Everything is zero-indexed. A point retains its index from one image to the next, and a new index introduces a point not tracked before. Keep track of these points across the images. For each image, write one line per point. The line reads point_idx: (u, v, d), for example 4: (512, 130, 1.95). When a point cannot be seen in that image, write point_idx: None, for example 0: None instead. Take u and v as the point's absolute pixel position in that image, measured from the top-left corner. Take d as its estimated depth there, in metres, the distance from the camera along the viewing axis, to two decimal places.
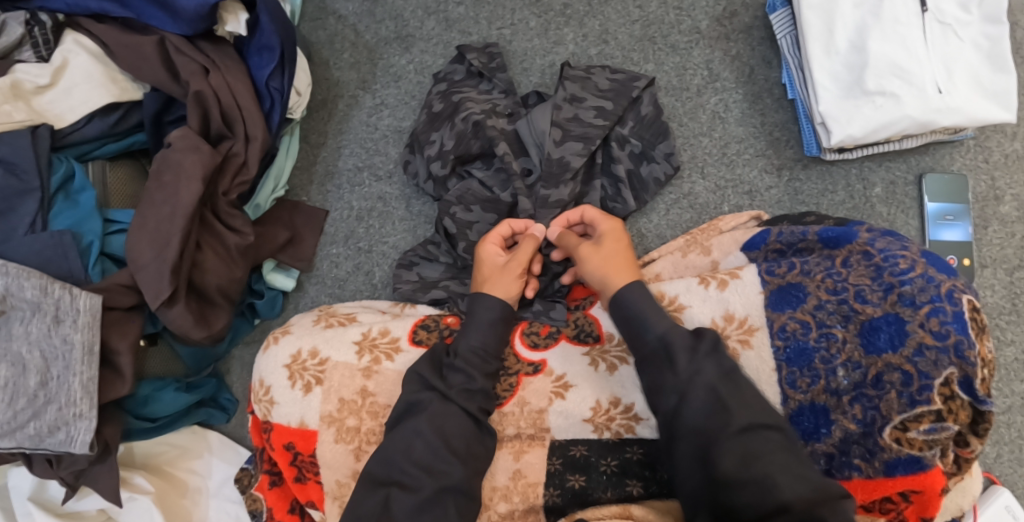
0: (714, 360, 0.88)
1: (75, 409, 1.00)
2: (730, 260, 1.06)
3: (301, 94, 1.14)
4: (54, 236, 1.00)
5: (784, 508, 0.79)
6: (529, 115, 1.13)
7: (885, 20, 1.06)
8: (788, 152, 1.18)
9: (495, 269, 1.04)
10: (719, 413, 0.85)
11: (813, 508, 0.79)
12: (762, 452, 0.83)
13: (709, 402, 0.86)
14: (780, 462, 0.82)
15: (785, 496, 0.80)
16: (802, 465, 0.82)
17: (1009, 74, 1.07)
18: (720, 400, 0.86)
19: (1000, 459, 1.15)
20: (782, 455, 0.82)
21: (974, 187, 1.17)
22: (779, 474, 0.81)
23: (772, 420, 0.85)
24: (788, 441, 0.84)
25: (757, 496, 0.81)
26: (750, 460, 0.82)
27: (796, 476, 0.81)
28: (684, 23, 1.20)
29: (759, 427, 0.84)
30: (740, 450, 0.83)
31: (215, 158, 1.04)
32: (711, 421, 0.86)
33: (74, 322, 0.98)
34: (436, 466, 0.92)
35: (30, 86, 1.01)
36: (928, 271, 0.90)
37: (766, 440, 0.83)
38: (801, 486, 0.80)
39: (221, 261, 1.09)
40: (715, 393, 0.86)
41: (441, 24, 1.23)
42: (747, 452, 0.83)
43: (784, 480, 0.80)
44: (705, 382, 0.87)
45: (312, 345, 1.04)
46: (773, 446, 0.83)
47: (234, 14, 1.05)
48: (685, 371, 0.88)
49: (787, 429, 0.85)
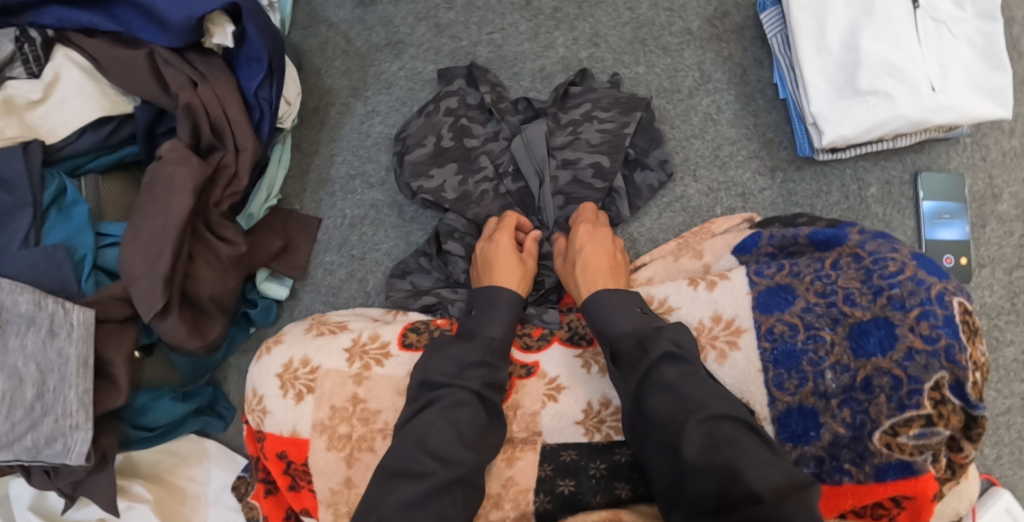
0: (672, 365, 0.89)
1: (72, 420, 1.02)
2: (722, 263, 1.06)
3: (291, 104, 1.15)
4: (47, 251, 1.01)
5: (756, 497, 0.79)
6: (527, 137, 1.14)
7: (877, 19, 1.05)
8: (781, 153, 1.17)
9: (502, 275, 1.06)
10: (680, 405, 0.86)
11: (782, 495, 0.79)
12: (729, 440, 0.83)
13: (669, 394, 0.87)
14: (747, 449, 0.82)
15: (755, 486, 0.80)
16: (767, 451, 0.83)
17: (1004, 71, 1.05)
18: (678, 392, 0.87)
19: (1000, 460, 1.14)
20: (748, 444, 0.83)
21: (972, 185, 1.15)
22: (746, 464, 0.81)
23: (738, 413, 0.85)
24: (755, 434, 0.84)
25: (727, 486, 0.81)
26: (717, 449, 0.83)
27: (764, 464, 0.81)
28: (675, 25, 1.19)
29: (722, 416, 0.85)
30: (706, 440, 0.84)
31: (205, 170, 1.05)
32: (675, 413, 0.86)
33: (69, 335, 1.00)
34: (450, 455, 0.91)
35: (22, 101, 1.01)
36: (917, 273, 0.89)
37: (730, 429, 0.84)
38: (768, 476, 0.80)
39: (213, 271, 1.10)
40: (673, 386, 0.87)
41: (431, 30, 1.23)
42: (713, 441, 0.83)
43: (752, 468, 0.81)
44: (661, 380, 0.88)
45: (304, 354, 1.05)
46: (739, 435, 0.84)
47: (221, 27, 1.04)
48: (643, 369, 0.90)
49: (755, 423, 0.85)
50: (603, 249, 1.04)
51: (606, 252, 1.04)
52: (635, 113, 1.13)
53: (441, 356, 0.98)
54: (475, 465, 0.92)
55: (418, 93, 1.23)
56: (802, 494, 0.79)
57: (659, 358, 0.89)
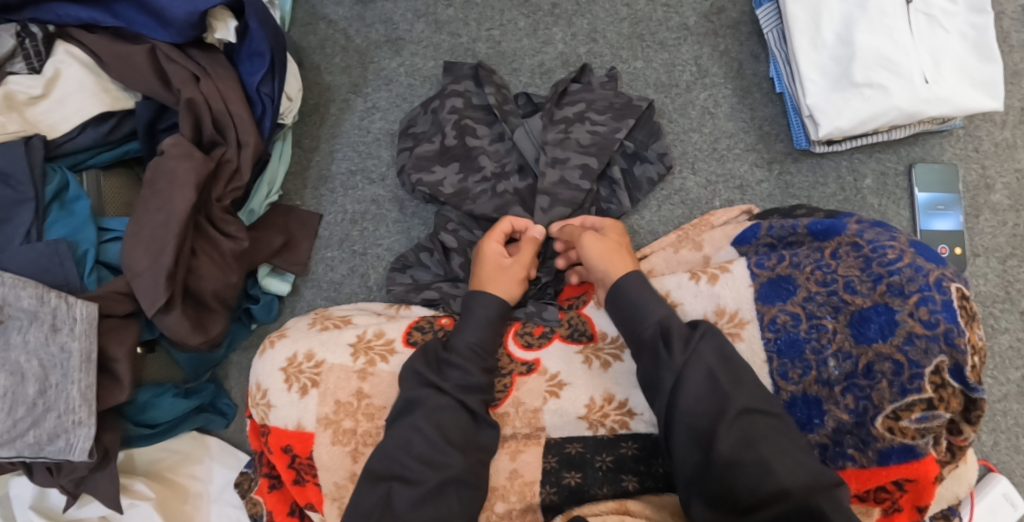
0: (706, 350, 0.90)
1: (74, 416, 1.01)
2: (722, 255, 1.07)
3: (292, 99, 1.15)
4: (50, 246, 1.01)
5: (785, 493, 0.82)
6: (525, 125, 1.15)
7: (871, 12, 1.07)
8: (778, 146, 1.18)
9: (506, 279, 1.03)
10: (718, 394, 0.87)
11: (811, 492, 0.82)
12: (760, 435, 0.85)
13: (709, 383, 0.88)
14: (779, 445, 0.85)
15: (785, 481, 0.83)
16: (796, 447, 0.85)
17: (996, 63, 1.07)
18: (718, 380, 0.88)
19: (997, 447, 1.15)
20: (780, 439, 0.85)
21: (966, 176, 1.17)
22: (777, 459, 0.84)
23: (769, 406, 0.87)
24: (783, 427, 0.87)
25: (757, 480, 0.84)
26: (750, 443, 0.85)
27: (794, 459, 0.84)
28: (672, 20, 1.20)
29: (756, 410, 0.87)
30: (739, 432, 0.85)
31: (208, 165, 1.05)
32: (712, 401, 0.87)
33: (72, 330, 0.99)
34: (440, 455, 0.93)
35: (23, 97, 1.01)
36: (916, 260, 0.90)
37: (762, 424, 0.86)
38: (799, 472, 0.83)
39: (216, 266, 1.10)
40: (715, 376, 0.88)
41: (430, 27, 1.24)
42: (746, 435, 0.85)
43: (783, 463, 0.84)
44: (704, 365, 0.89)
45: (309, 348, 1.05)
46: (770, 429, 0.86)
47: (224, 22, 1.04)
48: (685, 355, 0.89)
49: (784, 415, 0.88)
50: (618, 252, 1.01)
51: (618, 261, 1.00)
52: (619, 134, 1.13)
53: (450, 346, 1.00)
54: (467, 462, 0.94)
55: (418, 89, 1.24)
56: (830, 491, 0.83)
57: (702, 343, 0.90)
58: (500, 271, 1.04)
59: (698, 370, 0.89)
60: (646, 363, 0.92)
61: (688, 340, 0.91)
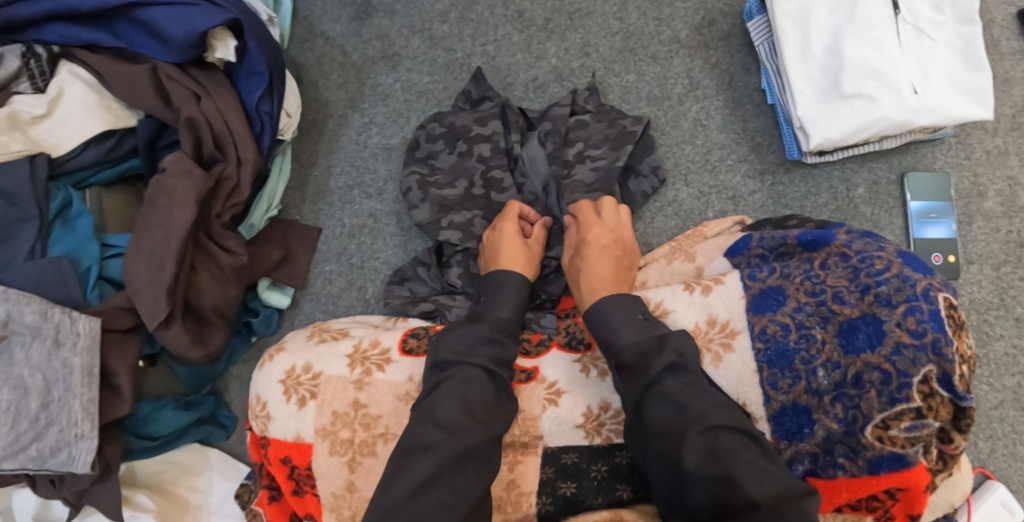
0: (678, 372, 0.92)
1: (77, 429, 1.03)
2: (714, 266, 1.08)
3: (291, 116, 1.17)
4: (52, 263, 1.02)
5: (754, 506, 0.82)
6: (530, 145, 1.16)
7: (858, 24, 1.08)
8: (770, 156, 1.19)
9: (514, 254, 1.07)
10: (681, 416, 0.89)
11: (779, 504, 0.82)
12: (726, 451, 0.86)
13: (670, 406, 0.90)
14: (746, 459, 0.85)
15: (752, 494, 0.82)
16: (765, 459, 0.85)
17: (983, 73, 1.08)
18: (679, 402, 0.89)
19: (994, 454, 1.15)
20: (746, 453, 0.85)
21: (958, 184, 1.18)
22: (743, 473, 0.84)
23: (736, 422, 0.88)
24: (752, 441, 0.87)
25: (727, 495, 0.83)
26: (717, 459, 0.86)
27: (762, 472, 0.84)
28: (664, 34, 1.22)
29: (722, 426, 0.87)
30: (705, 450, 0.87)
31: (207, 182, 1.07)
32: (674, 423, 0.89)
33: (74, 345, 1.01)
34: None
35: (27, 116, 1.04)
36: (903, 270, 0.91)
37: (729, 439, 0.87)
38: (767, 484, 0.83)
39: (215, 281, 1.11)
40: (675, 397, 0.90)
41: (426, 43, 1.26)
42: (712, 453, 0.86)
43: (750, 477, 0.84)
44: (663, 391, 0.91)
45: (306, 361, 1.06)
46: (738, 445, 0.86)
47: (223, 42, 1.06)
48: (646, 380, 0.92)
49: (753, 430, 0.88)
50: (605, 271, 1.03)
51: (607, 270, 1.03)
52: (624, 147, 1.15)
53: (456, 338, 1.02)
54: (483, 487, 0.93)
55: (414, 104, 1.26)
56: (799, 502, 0.82)
57: (661, 371, 0.92)
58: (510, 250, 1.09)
59: (681, 384, 0.91)
60: (636, 378, 0.93)
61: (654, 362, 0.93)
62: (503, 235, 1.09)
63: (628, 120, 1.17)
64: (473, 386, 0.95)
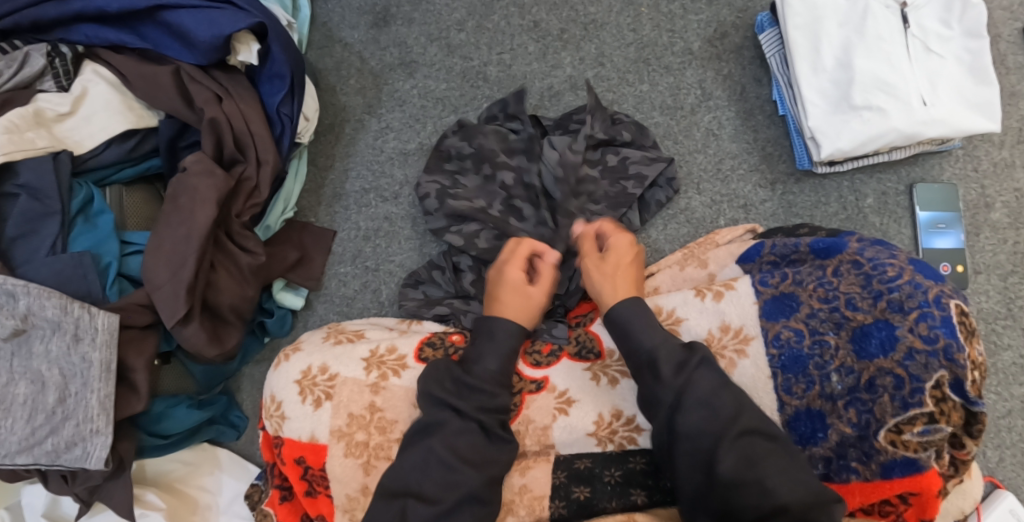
0: (705, 372, 0.92)
1: (92, 425, 1.03)
2: (726, 272, 1.10)
3: (309, 119, 1.19)
4: (75, 257, 1.04)
5: (783, 509, 0.85)
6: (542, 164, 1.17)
7: (868, 38, 1.10)
8: (780, 166, 1.21)
9: (518, 293, 1.05)
10: (715, 418, 0.90)
11: (807, 509, 0.85)
12: (761, 456, 0.88)
13: (705, 408, 0.90)
14: (777, 464, 0.87)
15: (784, 498, 0.85)
16: (796, 466, 0.88)
17: (991, 86, 1.11)
18: (714, 405, 0.90)
19: (1002, 463, 1.16)
20: (779, 459, 0.88)
21: (965, 195, 1.20)
22: (775, 478, 0.86)
23: (769, 427, 0.90)
24: (782, 447, 0.89)
25: (757, 499, 0.86)
26: (750, 463, 0.87)
27: (793, 477, 0.87)
28: (676, 45, 1.24)
29: (754, 431, 0.89)
30: (739, 455, 0.88)
31: (229, 182, 1.08)
32: (709, 425, 0.90)
33: (93, 340, 1.01)
34: (452, 473, 0.94)
35: (52, 114, 1.05)
36: (915, 277, 0.92)
37: (762, 444, 0.89)
38: (798, 489, 0.86)
39: (233, 280, 1.12)
40: (709, 401, 0.90)
41: (443, 50, 1.28)
42: (746, 457, 0.88)
43: (782, 482, 0.86)
44: (698, 394, 0.91)
45: (323, 361, 1.07)
46: (770, 449, 0.88)
47: (246, 45, 1.08)
48: (679, 381, 0.92)
49: (783, 436, 0.90)
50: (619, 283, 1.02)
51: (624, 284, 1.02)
52: (621, 202, 1.16)
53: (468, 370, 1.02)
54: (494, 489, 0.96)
55: (431, 111, 1.28)
56: (829, 508, 0.85)
57: (697, 366, 0.93)
58: (525, 300, 1.05)
59: (713, 385, 0.91)
60: (655, 379, 0.94)
61: (683, 365, 0.93)
62: (507, 274, 1.06)
63: (631, 181, 1.17)
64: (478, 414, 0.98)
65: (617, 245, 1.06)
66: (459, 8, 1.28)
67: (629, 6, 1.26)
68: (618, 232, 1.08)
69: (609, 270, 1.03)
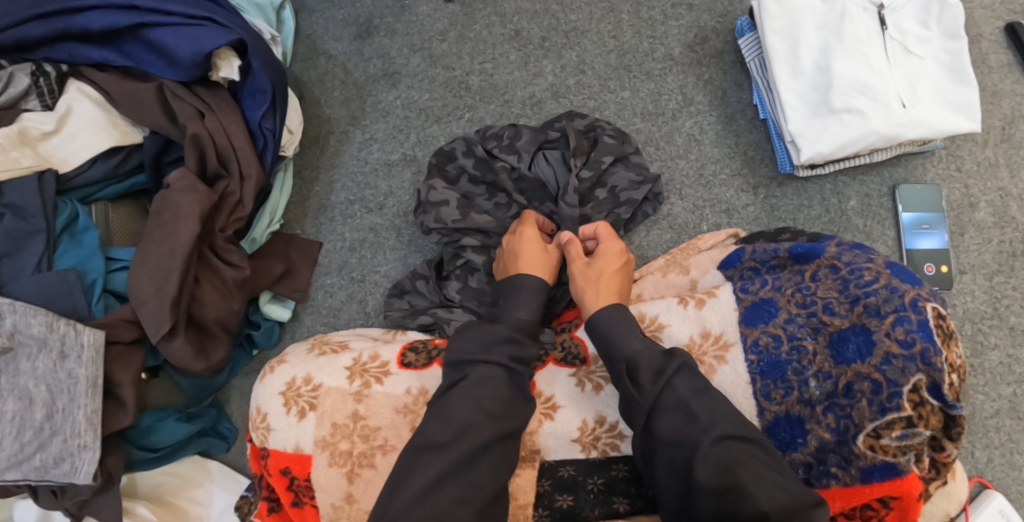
0: (683, 376, 0.93)
1: (79, 440, 1.04)
2: (708, 279, 1.10)
3: (293, 132, 1.20)
4: (60, 275, 1.05)
5: (765, 516, 0.85)
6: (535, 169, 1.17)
7: (847, 40, 1.10)
8: (763, 170, 1.21)
9: (531, 260, 1.07)
10: (693, 424, 0.90)
11: (789, 514, 0.85)
12: (739, 462, 0.87)
13: (682, 414, 0.91)
14: (758, 471, 0.87)
15: (764, 505, 0.85)
16: (774, 469, 0.88)
17: (971, 86, 1.10)
18: (692, 411, 0.90)
19: (991, 463, 1.16)
20: (758, 465, 0.87)
21: (949, 195, 1.20)
22: (753, 484, 0.86)
23: (748, 432, 0.89)
24: (761, 450, 0.89)
25: (739, 506, 0.86)
26: (728, 469, 0.87)
27: (770, 482, 0.86)
28: (658, 51, 1.25)
29: (734, 437, 0.89)
30: (718, 462, 0.88)
31: (212, 197, 1.09)
32: (687, 433, 0.90)
33: (79, 357, 1.02)
34: None
35: (37, 132, 1.06)
36: (892, 281, 0.92)
37: (740, 450, 0.88)
38: (777, 494, 0.86)
39: (218, 294, 1.13)
40: (686, 405, 0.91)
41: (425, 61, 1.29)
42: (724, 464, 0.88)
43: (760, 487, 0.86)
44: (675, 399, 0.91)
45: (306, 372, 1.08)
46: (749, 455, 0.88)
47: (228, 61, 1.09)
48: (659, 387, 0.92)
49: (763, 439, 0.89)
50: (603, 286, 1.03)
51: (613, 284, 1.03)
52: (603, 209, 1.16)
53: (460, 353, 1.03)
54: None
55: (414, 121, 1.28)
56: (807, 512, 0.85)
57: (674, 373, 0.93)
58: (543, 255, 1.08)
59: (691, 389, 0.92)
60: (635, 385, 0.94)
61: (660, 374, 0.93)
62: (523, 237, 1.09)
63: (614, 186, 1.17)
64: (489, 384, 0.96)
65: (607, 252, 1.07)
66: (441, 19, 1.29)
67: (610, 13, 1.26)
68: (610, 239, 1.09)
69: (593, 276, 1.04)
